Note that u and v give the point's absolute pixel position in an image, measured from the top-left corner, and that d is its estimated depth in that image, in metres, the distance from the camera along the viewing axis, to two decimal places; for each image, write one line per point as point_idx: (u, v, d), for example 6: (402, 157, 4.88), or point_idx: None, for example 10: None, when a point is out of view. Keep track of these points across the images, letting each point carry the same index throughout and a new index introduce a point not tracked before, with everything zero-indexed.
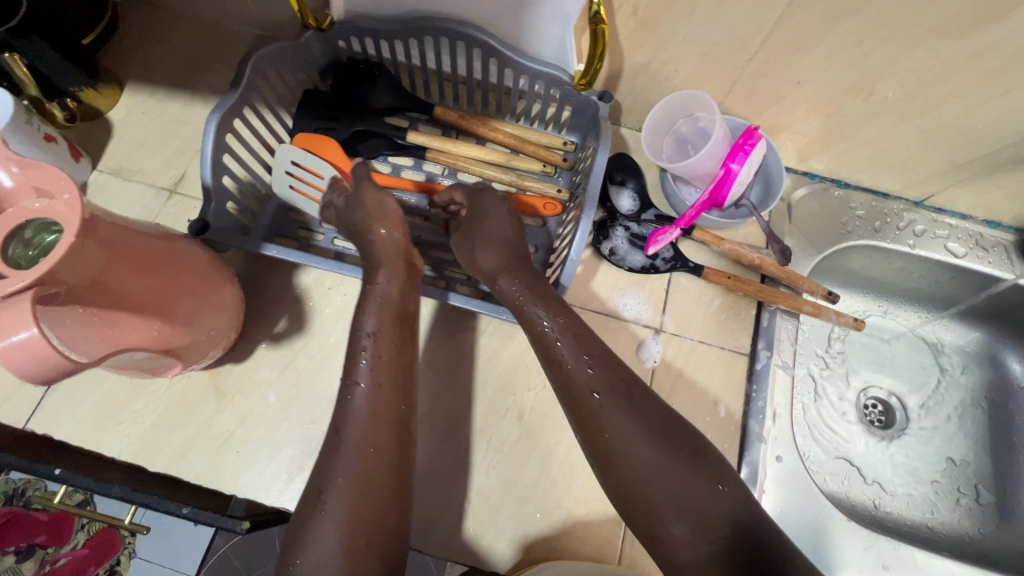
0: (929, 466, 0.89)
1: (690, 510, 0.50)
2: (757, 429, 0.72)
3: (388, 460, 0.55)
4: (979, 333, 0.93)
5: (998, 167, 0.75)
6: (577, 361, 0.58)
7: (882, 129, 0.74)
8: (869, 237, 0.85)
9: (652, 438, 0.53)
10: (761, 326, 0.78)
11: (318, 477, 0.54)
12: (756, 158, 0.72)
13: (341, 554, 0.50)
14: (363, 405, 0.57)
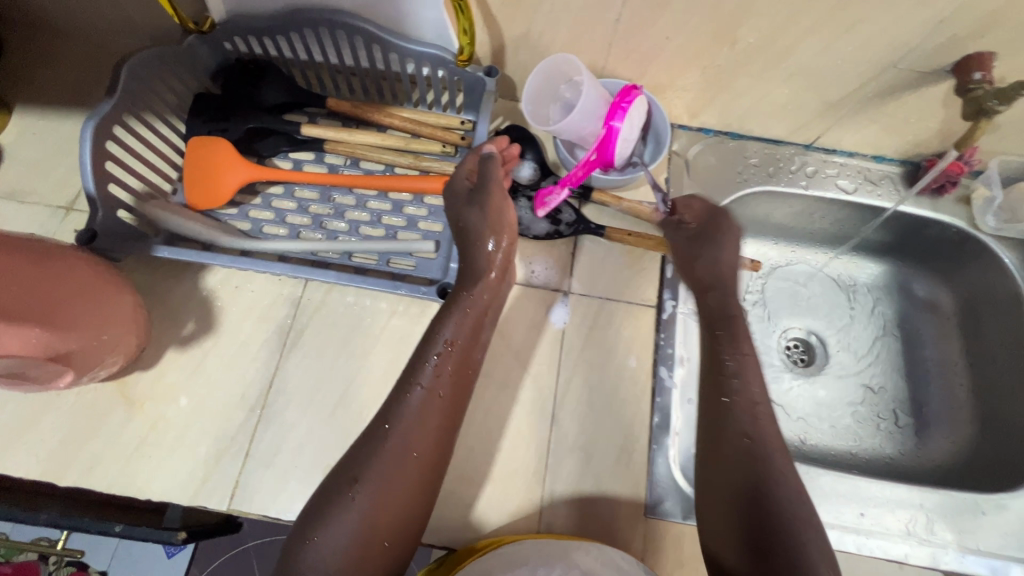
0: (850, 397, 0.93)
1: (767, 545, 0.55)
2: (666, 374, 0.74)
3: (428, 461, 0.60)
4: (884, 266, 0.98)
5: (867, 103, 0.79)
6: (748, 401, 0.64)
7: (755, 77, 0.78)
8: (764, 182, 0.89)
9: (766, 480, 0.58)
10: (665, 277, 0.80)
11: (363, 466, 0.57)
12: (635, 114, 0.74)
13: (358, 542, 0.54)
14: (428, 414, 0.61)
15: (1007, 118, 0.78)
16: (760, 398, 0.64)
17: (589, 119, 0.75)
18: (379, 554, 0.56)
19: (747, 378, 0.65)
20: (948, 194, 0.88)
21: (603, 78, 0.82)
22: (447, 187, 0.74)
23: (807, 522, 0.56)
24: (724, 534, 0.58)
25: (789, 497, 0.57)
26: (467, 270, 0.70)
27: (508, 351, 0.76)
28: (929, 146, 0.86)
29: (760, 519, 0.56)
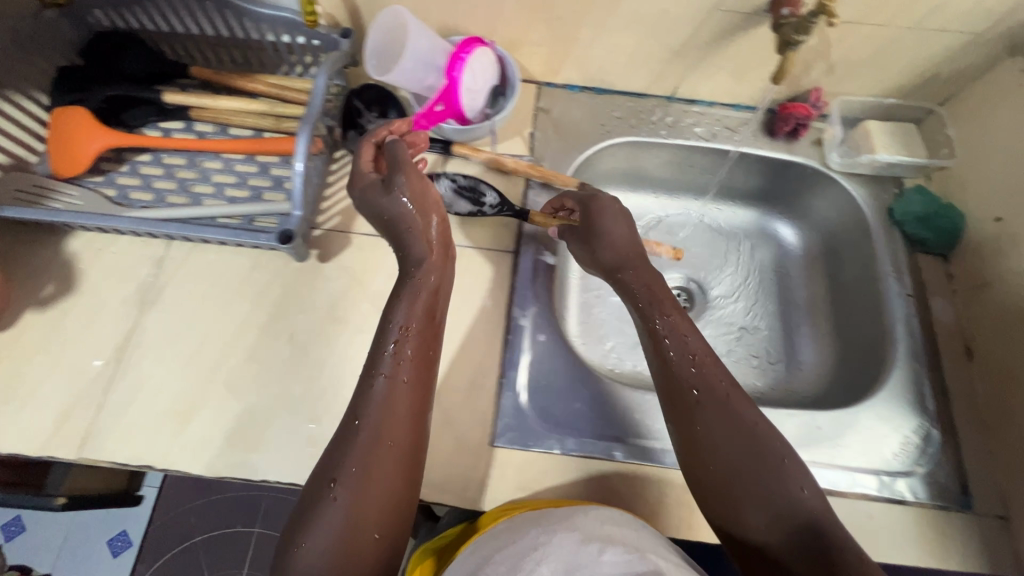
0: (727, 339, 0.93)
1: (773, 504, 0.56)
2: (519, 316, 0.77)
3: (405, 450, 0.58)
4: (755, 212, 1.02)
5: (708, 48, 0.83)
6: (691, 363, 0.65)
7: (596, 26, 0.81)
8: (626, 133, 0.92)
9: (745, 438, 0.60)
10: (524, 225, 0.84)
11: (341, 465, 0.57)
12: (475, 65, 0.78)
13: (343, 539, 0.53)
14: (395, 401, 0.60)
15: (839, 57, 0.82)
16: (704, 357, 0.65)
17: (432, 72, 0.77)
18: (373, 546, 0.54)
19: (685, 336, 0.67)
20: (804, 138, 0.92)
21: (456, 36, 0.85)
22: (353, 176, 0.71)
23: (778, 456, 0.59)
24: (722, 502, 0.59)
25: (763, 437, 0.60)
26: (405, 259, 0.71)
27: (366, 299, 0.77)
28: (779, 91, 0.90)
29: (752, 478, 0.58)
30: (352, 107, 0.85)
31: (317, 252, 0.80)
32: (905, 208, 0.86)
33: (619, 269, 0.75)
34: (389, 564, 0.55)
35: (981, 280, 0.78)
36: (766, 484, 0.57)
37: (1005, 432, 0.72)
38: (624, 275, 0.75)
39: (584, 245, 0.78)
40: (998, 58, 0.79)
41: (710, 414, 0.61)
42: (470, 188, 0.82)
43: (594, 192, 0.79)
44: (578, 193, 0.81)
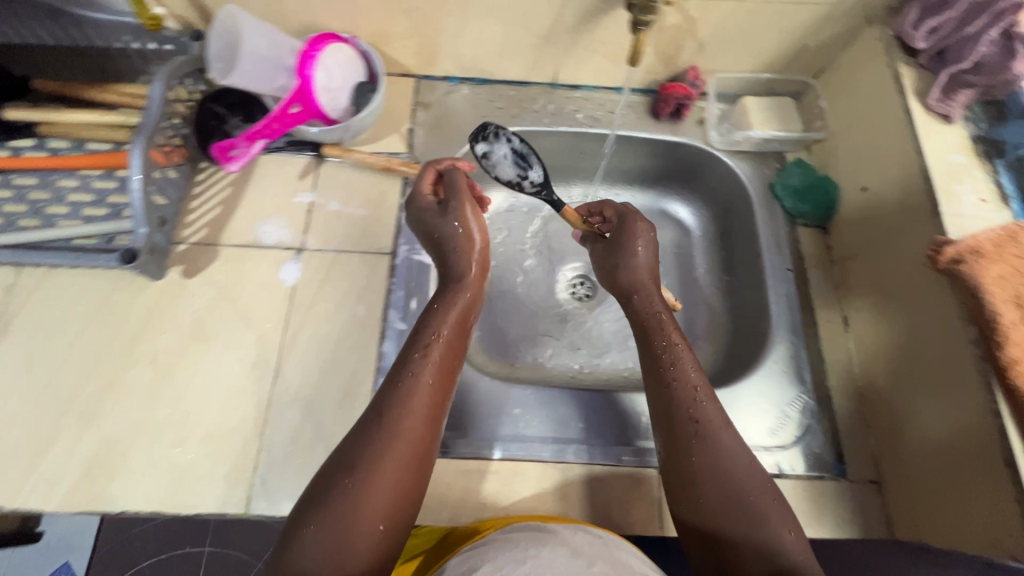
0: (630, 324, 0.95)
1: (761, 546, 0.53)
2: (393, 318, 0.76)
3: (421, 452, 0.55)
4: (655, 191, 0.98)
5: (575, 32, 0.81)
6: (691, 395, 0.63)
7: (458, 15, 0.79)
8: (509, 123, 0.90)
9: (740, 473, 0.58)
10: (401, 224, 0.81)
11: (360, 455, 0.53)
12: (329, 62, 0.75)
13: (347, 531, 0.49)
14: (418, 399, 0.57)
15: (706, 35, 0.81)
16: (705, 391, 0.63)
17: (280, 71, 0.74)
18: (373, 541, 0.50)
19: (682, 360, 0.65)
20: (688, 118, 0.91)
21: (316, 32, 0.81)
22: (412, 201, 0.72)
23: (769, 498, 0.56)
24: (708, 536, 0.56)
25: (750, 476, 0.57)
26: (445, 276, 0.69)
27: (234, 313, 0.75)
28: (658, 72, 0.89)
29: (741, 519, 0.55)
30: (212, 112, 0.80)
31: (181, 267, 0.77)
32: (785, 181, 0.87)
33: (634, 290, 0.74)
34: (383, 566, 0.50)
35: (854, 251, 0.79)
36: (750, 527, 0.54)
37: (876, 400, 0.73)
38: (636, 298, 0.74)
39: (610, 257, 0.77)
40: (859, 28, 0.79)
41: (711, 443, 0.59)
42: (520, 156, 0.77)
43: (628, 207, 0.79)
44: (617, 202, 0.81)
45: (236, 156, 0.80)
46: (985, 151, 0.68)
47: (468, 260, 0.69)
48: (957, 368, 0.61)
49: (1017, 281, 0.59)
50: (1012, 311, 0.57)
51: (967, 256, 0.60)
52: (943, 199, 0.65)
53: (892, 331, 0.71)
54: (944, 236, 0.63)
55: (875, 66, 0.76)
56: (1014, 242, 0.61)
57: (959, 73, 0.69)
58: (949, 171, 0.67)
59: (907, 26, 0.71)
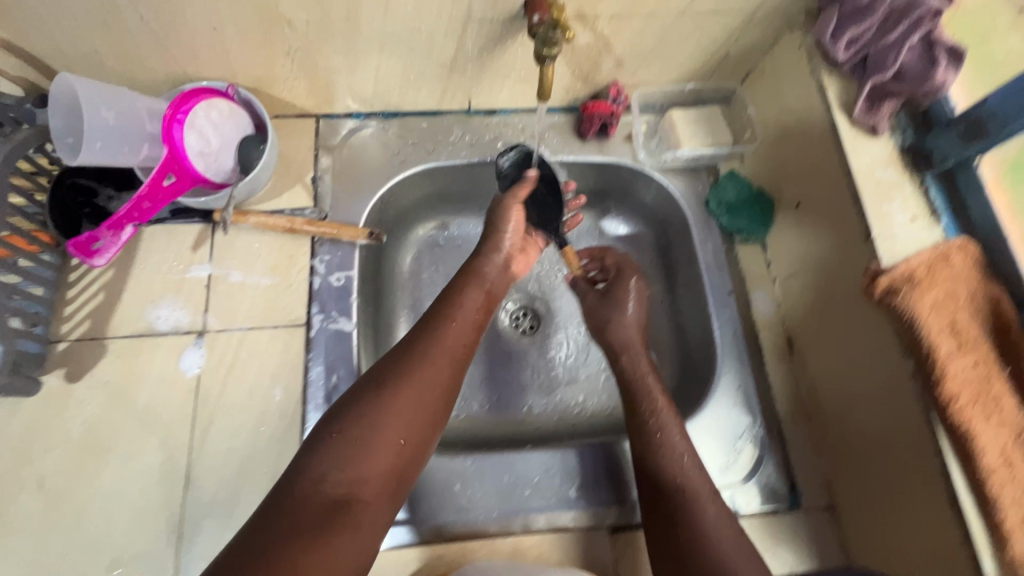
0: (581, 355, 0.90)
1: (674, 507, 0.60)
2: (315, 398, 0.69)
3: (447, 383, 0.59)
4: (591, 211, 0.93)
5: (482, 59, 0.74)
6: (655, 417, 0.66)
7: (347, 52, 0.70)
8: (423, 160, 0.83)
9: (732, 546, 0.56)
10: (313, 290, 0.74)
11: (389, 374, 0.56)
12: (201, 122, 0.66)
13: (373, 445, 0.52)
14: (444, 334, 0.62)
15: (623, 50, 0.75)
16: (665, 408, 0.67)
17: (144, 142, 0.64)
18: (393, 454, 0.53)
19: (665, 411, 0.67)
20: (615, 135, 0.86)
21: (188, 83, 0.71)
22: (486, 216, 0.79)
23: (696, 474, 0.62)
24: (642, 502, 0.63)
25: (735, 542, 0.56)
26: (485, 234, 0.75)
27: (132, 416, 0.67)
28: (578, 90, 0.82)
29: (661, 493, 0.62)
30: (80, 185, 0.71)
31: (62, 370, 0.67)
32: (719, 196, 0.83)
33: (620, 351, 0.74)
34: (396, 479, 0.53)
35: (793, 269, 0.76)
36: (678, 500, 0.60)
37: (823, 422, 0.72)
38: (623, 359, 0.73)
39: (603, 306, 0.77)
40: (780, 32, 0.75)
41: (702, 508, 0.59)
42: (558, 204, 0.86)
43: (624, 263, 0.81)
44: (619, 255, 0.83)
45: (102, 249, 0.65)
46: (912, 163, 0.66)
47: (492, 267, 0.71)
48: (898, 398, 0.60)
49: (951, 306, 0.57)
50: (949, 341, 0.56)
51: (901, 285, 0.58)
52: (874, 220, 0.63)
53: (832, 355, 0.69)
54: (878, 262, 0.61)
55: (799, 75, 0.72)
56: (946, 264, 0.59)
57: (882, 84, 0.65)
58: (879, 190, 0.64)
59: (826, 38, 0.65)
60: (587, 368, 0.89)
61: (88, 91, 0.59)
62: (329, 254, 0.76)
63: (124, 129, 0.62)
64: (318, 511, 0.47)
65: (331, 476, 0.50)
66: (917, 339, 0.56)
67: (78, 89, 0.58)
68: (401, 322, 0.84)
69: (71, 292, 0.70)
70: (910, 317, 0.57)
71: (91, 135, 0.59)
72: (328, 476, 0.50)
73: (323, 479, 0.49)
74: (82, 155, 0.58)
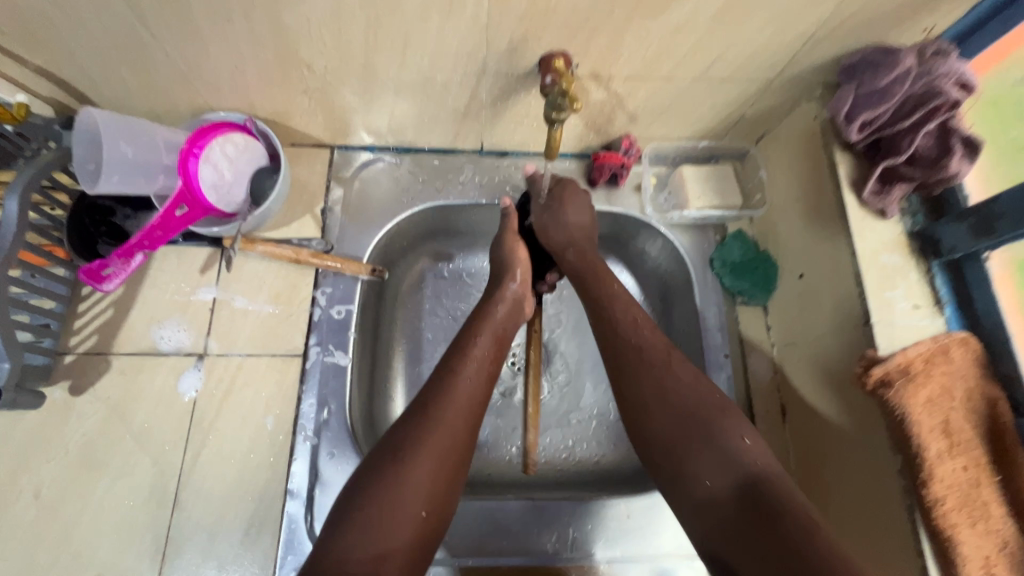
0: (576, 399, 0.88)
1: (725, 456, 0.54)
2: (305, 431, 0.71)
3: (461, 446, 0.59)
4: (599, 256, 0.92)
5: (495, 108, 0.74)
6: (636, 354, 0.64)
7: (363, 94, 0.71)
8: (432, 198, 0.84)
9: (695, 403, 0.58)
10: (313, 321, 0.75)
11: (407, 439, 0.56)
12: (215, 156, 0.68)
13: (396, 515, 0.52)
14: (457, 393, 0.62)
15: (637, 107, 0.75)
16: (654, 348, 0.64)
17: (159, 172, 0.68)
18: (415, 525, 0.53)
19: (648, 348, 0.64)
20: (624, 185, 0.86)
21: (209, 112, 0.73)
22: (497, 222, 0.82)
23: (718, 407, 0.58)
24: (676, 452, 0.57)
25: (689, 389, 0.60)
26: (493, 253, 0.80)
27: (129, 434, 0.69)
28: (590, 139, 0.82)
29: (707, 431, 0.56)
30: (99, 206, 0.73)
31: (66, 383, 0.70)
32: (724, 255, 0.82)
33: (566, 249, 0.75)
34: (419, 551, 0.53)
35: (790, 339, 0.75)
36: (712, 442, 0.55)
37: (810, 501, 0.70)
38: (569, 255, 0.75)
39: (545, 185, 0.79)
40: (797, 100, 0.74)
41: (665, 375, 0.61)
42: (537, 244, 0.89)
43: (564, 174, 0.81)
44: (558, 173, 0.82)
45: (112, 274, 0.68)
46: (918, 249, 0.65)
47: (502, 305, 0.72)
48: (881, 490, 0.59)
49: (945, 404, 0.56)
50: (939, 441, 0.55)
51: (896, 378, 0.57)
52: (875, 306, 0.62)
53: (820, 433, 0.68)
54: (874, 349, 0.60)
55: (811, 147, 0.72)
56: (944, 358, 0.58)
57: (896, 166, 0.64)
58: (882, 275, 0.63)
59: (841, 117, 0.65)
60: (579, 413, 0.88)
61: (111, 125, 0.62)
62: (331, 287, 0.77)
63: (141, 161, 0.66)
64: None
65: (358, 552, 0.49)
66: (908, 436, 0.55)
67: (100, 123, 0.61)
68: (397, 351, 0.86)
69: (82, 308, 0.73)
70: (902, 413, 0.56)
71: (111, 167, 0.63)
72: (354, 551, 0.49)
73: (350, 555, 0.49)
74: (99, 185, 0.62)
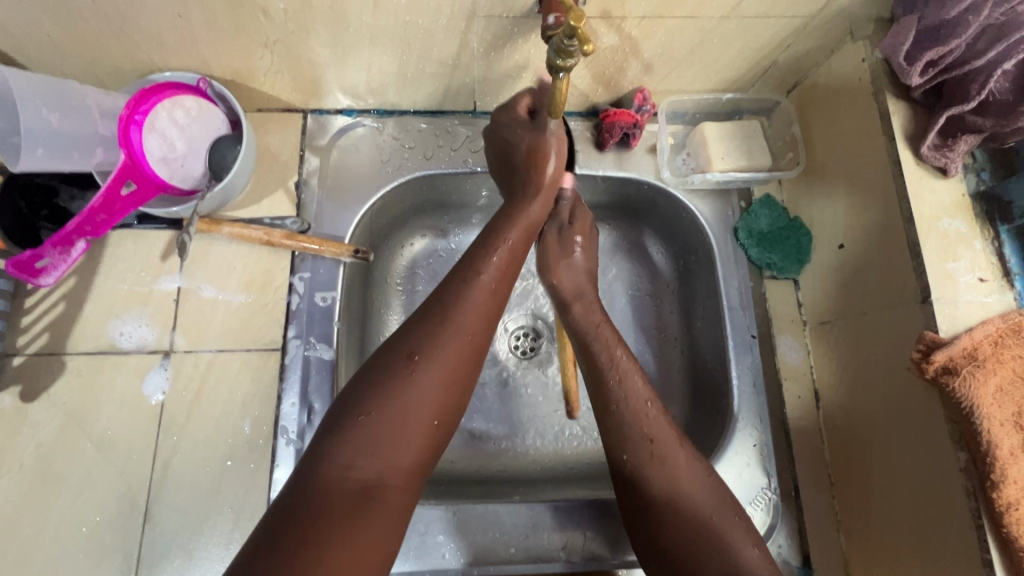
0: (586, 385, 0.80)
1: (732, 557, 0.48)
2: (286, 434, 0.63)
3: (480, 343, 0.53)
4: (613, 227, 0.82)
5: (488, 59, 0.64)
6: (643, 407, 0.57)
7: (333, 47, 0.61)
8: (421, 167, 0.74)
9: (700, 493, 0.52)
10: (291, 310, 0.67)
11: (421, 345, 0.51)
12: (161, 123, 0.60)
13: (403, 420, 0.47)
14: (478, 290, 0.55)
15: (653, 54, 0.64)
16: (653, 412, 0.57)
17: (96, 145, 0.59)
18: (424, 434, 0.48)
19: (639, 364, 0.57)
20: (637, 146, 0.75)
21: (153, 73, 0.63)
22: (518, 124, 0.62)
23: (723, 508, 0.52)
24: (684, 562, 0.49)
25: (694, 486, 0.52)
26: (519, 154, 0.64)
27: (91, 441, 0.62)
28: (599, 95, 0.72)
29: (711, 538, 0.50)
30: (36, 184, 0.63)
31: (17, 389, 0.62)
32: (750, 224, 0.73)
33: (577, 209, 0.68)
34: (432, 457, 0.49)
35: (828, 317, 0.67)
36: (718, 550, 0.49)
37: (848, 494, 0.63)
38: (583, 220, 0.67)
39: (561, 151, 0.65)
40: (841, 41, 0.64)
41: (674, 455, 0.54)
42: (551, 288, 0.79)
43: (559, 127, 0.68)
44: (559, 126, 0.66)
45: (48, 267, 0.59)
46: (985, 212, 0.56)
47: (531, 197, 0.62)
48: (940, 493, 0.52)
49: (1018, 393, 0.49)
50: (1012, 436, 0.47)
51: (961, 364, 0.49)
52: (935, 281, 0.54)
53: (865, 422, 0.61)
54: (934, 331, 0.52)
55: (859, 97, 0.62)
56: (1015, 340, 0.50)
57: (962, 114, 0.55)
58: (943, 244, 0.55)
59: (900, 57, 0.55)
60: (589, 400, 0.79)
61: (27, 89, 0.53)
62: (310, 272, 0.68)
63: (70, 133, 0.57)
64: (349, 505, 0.44)
65: (361, 462, 0.45)
66: (973, 431, 0.48)
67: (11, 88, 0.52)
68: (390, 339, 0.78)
69: (28, 303, 0.64)
70: (969, 405, 0.48)
71: (30, 139, 0.54)
72: (356, 462, 0.45)
73: (352, 466, 0.45)
74: (21, 161, 0.54)
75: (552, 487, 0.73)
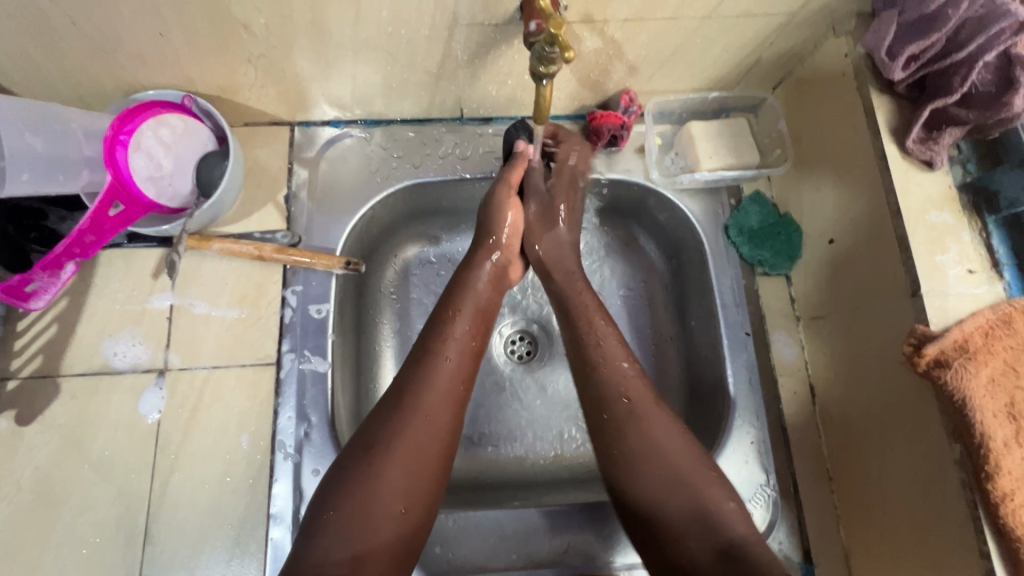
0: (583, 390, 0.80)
1: (704, 512, 0.50)
2: (284, 449, 0.63)
3: (443, 429, 0.53)
4: (608, 228, 0.82)
5: (473, 65, 0.64)
6: (619, 368, 0.59)
7: (317, 59, 0.61)
8: (411, 175, 0.74)
9: (675, 452, 0.53)
10: (285, 324, 0.67)
11: (380, 436, 0.51)
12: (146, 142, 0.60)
13: (370, 518, 0.48)
14: (439, 379, 0.55)
15: (637, 56, 0.65)
16: (631, 380, 0.57)
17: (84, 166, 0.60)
18: (393, 524, 0.48)
19: (630, 375, 0.58)
20: (625, 148, 0.75)
21: (138, 91, 0.63)
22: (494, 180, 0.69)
23: (705, 467, 0.53)
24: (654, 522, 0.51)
25: (666, 441, 0.53)
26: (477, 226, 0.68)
27: (86, 464, 0.62)
28: (585, 98, 0.72)
29: (682, 489, 0.51)
30: (25, 208, 0.63)
31: (12, 413, 0.62)
32: (741, 222, 0.73)
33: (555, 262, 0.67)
34: (408, 545, 0.49)
35: (821, 311, 0.67)
36: (697, 509, 0.50)
37: (847, 491, 0.64)
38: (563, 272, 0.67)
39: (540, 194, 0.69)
40: (825, 36, 0.64)
41: (650, 412, 0.55)
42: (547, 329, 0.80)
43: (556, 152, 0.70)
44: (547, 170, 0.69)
45: (37, 291, 0.61)
46: (972, 204, 0.56)
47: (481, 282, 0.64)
48: (934, 490, 0.53)
49: (1010, 383, 0.49)
50: (1005, 427, 0.48)
51: (953, 357, 0.49)
52: (925, 274, 0.54)
53: (862, 415, 0.61)
54: (925, 325, 0.52)
55: (845, 91, 0.62)
56: (1006, 330, 0.50)
57: (945, 107, 0.55)
58: (932, 236, 0.55)
59: (882, 52, 0.55)
60: (587, 405, 0.79)
61: (12, 114, 0.54)
62: (302, 285, 0.68)
63: (56, 155, 0.57)
64: None
65: (330, 555, 0.46)
66: (968, 424, 0.48)
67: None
68: (385, 350, 0.78)
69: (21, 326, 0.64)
70: (962, 398, 0.48)
71: (17, 164, 0.55)
72: (331, 551, 0.46)
73: (323, 559, 0.45)
74: (7, 186, 0.55)
75: (552, 491, 0.73)
